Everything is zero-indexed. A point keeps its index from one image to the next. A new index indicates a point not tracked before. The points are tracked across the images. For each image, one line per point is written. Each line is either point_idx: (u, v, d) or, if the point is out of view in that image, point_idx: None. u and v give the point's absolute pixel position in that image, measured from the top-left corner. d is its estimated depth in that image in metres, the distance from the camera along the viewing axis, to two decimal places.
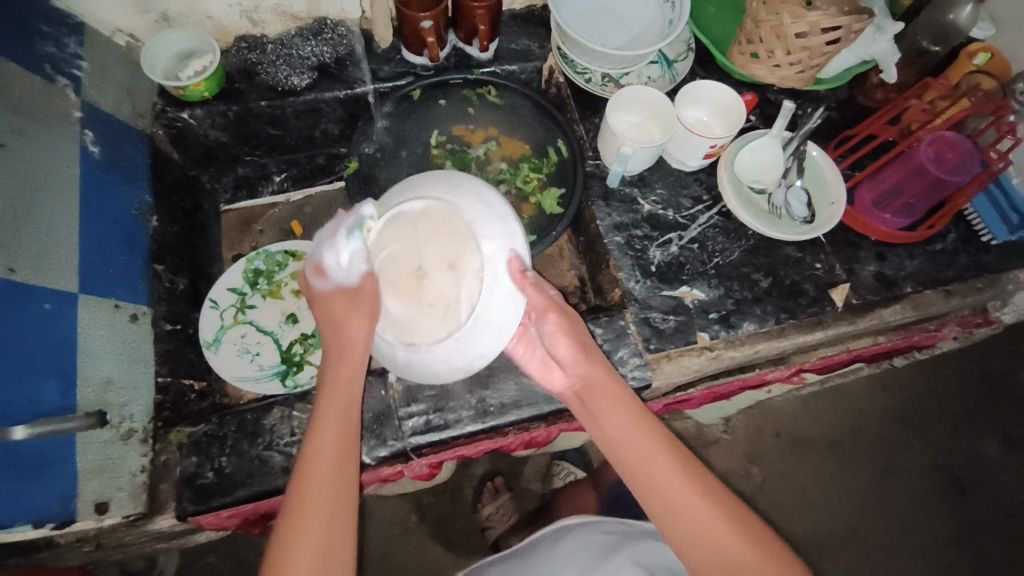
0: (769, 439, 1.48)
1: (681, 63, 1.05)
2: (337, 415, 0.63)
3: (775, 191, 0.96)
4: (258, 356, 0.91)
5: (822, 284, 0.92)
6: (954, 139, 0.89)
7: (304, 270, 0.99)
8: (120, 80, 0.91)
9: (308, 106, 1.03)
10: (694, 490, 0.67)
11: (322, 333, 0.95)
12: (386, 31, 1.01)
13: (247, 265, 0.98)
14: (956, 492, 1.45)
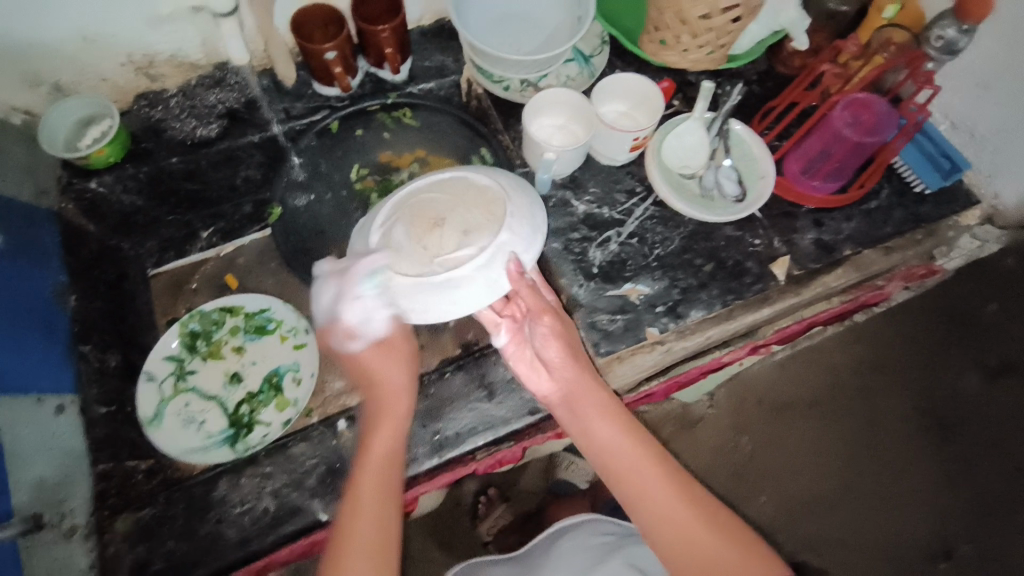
0: (752, 408, 1.46)
1: (597, 58, 1.04)
2: (384, 451, 0.74)
3: (705, 174, 0.96)
4: (204, 425, 0.89)
5: (765, 260, 0.92)
6: (868, 98, 0.88)
7: (242, 324, 0.97)
8: (18, 161, 0.88)
9: (222, 155, 1.00)
10: (674, 492, 0.71)
11: (269, 387, 0.93)
12: (288, 67, 0.98)
13: (182, 330, 0.95)
14: (941, 430, 1.37)
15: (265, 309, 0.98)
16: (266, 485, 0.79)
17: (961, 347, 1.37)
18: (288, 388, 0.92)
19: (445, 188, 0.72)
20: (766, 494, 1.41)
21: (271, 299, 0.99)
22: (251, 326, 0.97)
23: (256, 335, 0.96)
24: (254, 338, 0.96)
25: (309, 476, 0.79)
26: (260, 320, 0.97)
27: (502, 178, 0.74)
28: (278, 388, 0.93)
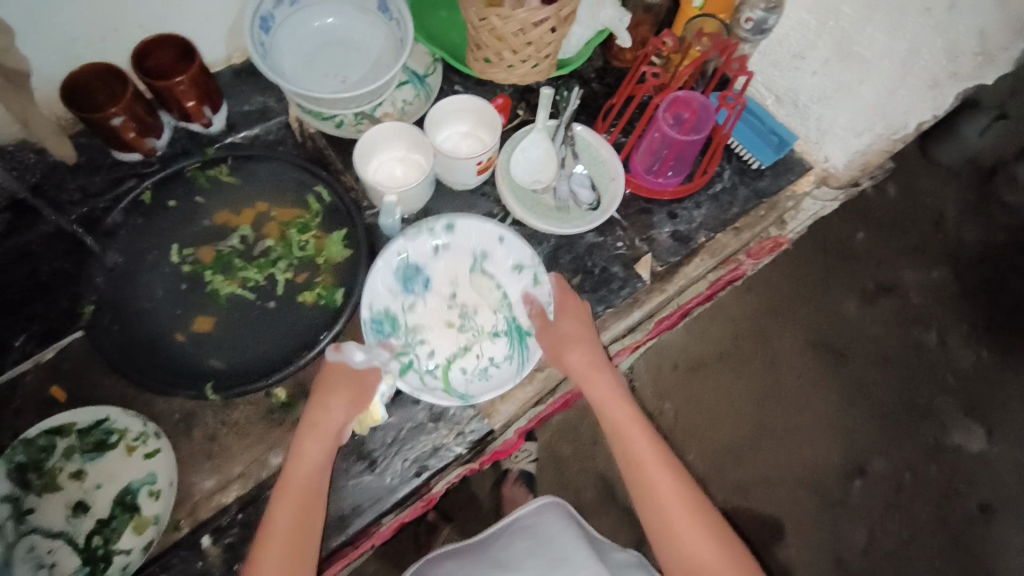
0: (669, 373, 1.49)
1: (433, 77, 1.00)
2: (306, 474, 0.73)
3: (556, 184, 0.93)
4: (54, 569, 0.77)
5: (627, 261, 0.92)
6: (686, 96, 0.90)
7: (78, 443, 0.83)
8: None
9: (17, 251, 0.90)
10: (664, 465, 0.77)
11: (120, 511, 0.80)
12: (61, 142, 0.88)
13: (7, 465, 0.81)
14: (832, 357, 1.52)
15: (100, 419, 0.84)
16: None
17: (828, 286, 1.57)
18: (145, 506, 0.81)
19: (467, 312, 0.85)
20: (695, 452, 1.42)
21: (105, 409, 0.85)
22: (86, 444, 0.83)
23: (96, 453, 0.83)
24: (96, 457, 0.83)
25: None
26: (97, 436, 0.83)
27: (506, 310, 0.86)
28: (132, 508, 0.80)
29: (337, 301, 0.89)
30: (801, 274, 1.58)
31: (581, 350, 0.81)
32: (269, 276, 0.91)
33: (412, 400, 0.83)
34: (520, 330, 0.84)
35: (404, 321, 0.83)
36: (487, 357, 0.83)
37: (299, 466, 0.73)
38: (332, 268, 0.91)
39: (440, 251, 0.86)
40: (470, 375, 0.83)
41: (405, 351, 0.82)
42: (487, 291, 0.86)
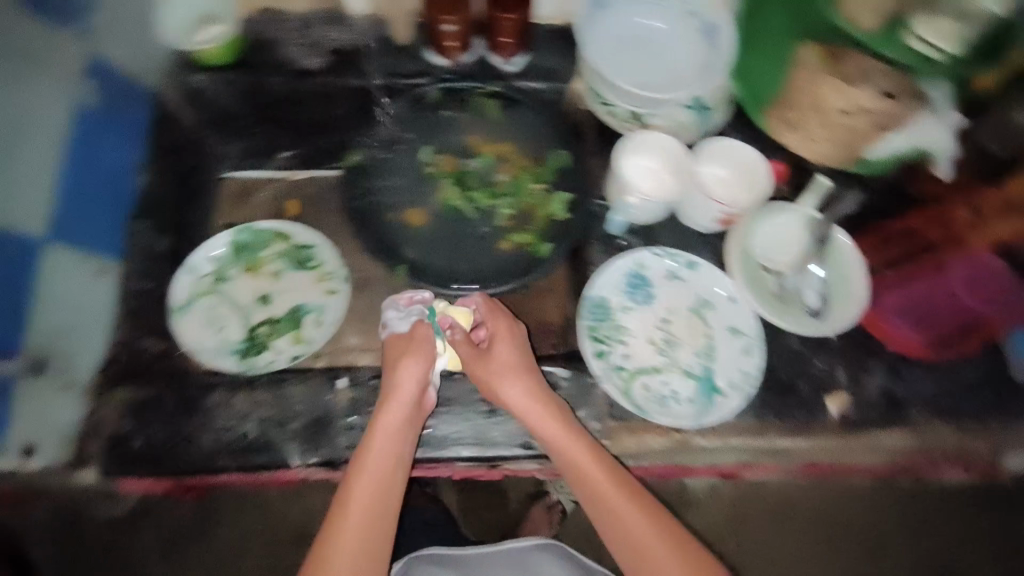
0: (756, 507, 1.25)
1: (716, 114, 0.94)
2: (380, 467, 0.73)
3: (788, 276, 0.87)
4: (222, 330, 0.87)
5: (819, 386, 0.84)
6: (985, 260, 0.85)
7: (287, 251, 0.95)
8: (136, 37, 0.91)
9: (320, 90, 1.01)
10: (623, 492, 0.73)
11: (289, 319, 0.90)
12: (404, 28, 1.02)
13: (233, 236, 0.95)
14: None
15: (310, 244, 0.97)
16: (253, 413, 0.80)
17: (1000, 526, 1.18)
18: (310, 323, 0.90)
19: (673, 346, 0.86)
20: None
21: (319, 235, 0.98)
22: (294, 255, 0.95)
23: (297, 265, 0.95)
24: (294, 269, 0.95)
25: (294, 417, 0.80)
26: (302, 254, 0.96)
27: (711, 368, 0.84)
28: (299, 322, 0.90)
29: (542, 254, 0.94)
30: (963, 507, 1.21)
31: (518, 374, 0.80)
32: (494, 206, 0.98)
33: (550, 382, 0.85)
34: (713, 384, 0.82)
35: (615, 316, 0.87)
36: (671, 388, 0.83)
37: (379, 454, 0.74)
38: (545, 229, 0.95)
39: (674, 278, 0.89)
40: (650, 396, 0.82)
41: (604, 341, 0.86)
42: (697, 335, 0.86)
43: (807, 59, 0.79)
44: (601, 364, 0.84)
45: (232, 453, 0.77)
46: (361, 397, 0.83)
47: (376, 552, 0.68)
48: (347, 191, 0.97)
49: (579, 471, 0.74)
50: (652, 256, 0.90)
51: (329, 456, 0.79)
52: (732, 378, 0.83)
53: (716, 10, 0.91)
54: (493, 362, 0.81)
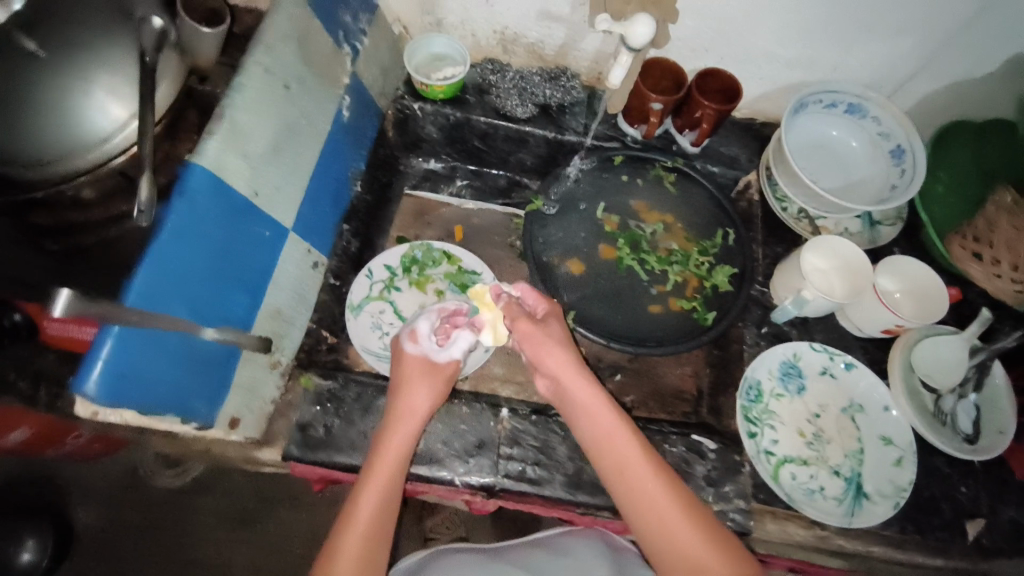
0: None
1: (885, 228, 1.02)
2: (399, 450, 0.74)
3: (946, 396, 0.89)
4: (387, 334, 0.94)
5: (961, 511, 0.84)
6: None
7: (454, 274, 1.03)
8: (382, 61, 1.01)
9: (518, 135, 1.09)
10: (677, 505, 0.69)
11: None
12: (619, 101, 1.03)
13: (408, 251, 1.02)
14: None
15: (476, 272, 1.03)
16: (422, 422, 0.82)
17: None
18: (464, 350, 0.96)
19: (821, 441, 0.88)
20: None
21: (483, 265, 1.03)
22: (456, 279, 1.02)
23: (460, 289, 1.01)
24: (457, 292, 1.02)
25: (459, 438, 0.82)
26: (464, 279, 1.02)
27: (860, 473, 0.85)
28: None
29: (708, 321, 0.99)
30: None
31: (562, 352, 0.79)
32: (666, 270, 1.05)
33: (698, 450, 0.85)
34: (861, 487, 0.84)
35: (768, 400, 0.89)
36: (818, 483, 0.84)
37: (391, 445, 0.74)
38: (710, 298, 1.01)
39: (827, 374, 0.92)
40: (797, 485, 0.84)
41: (755, 423, 0.87)
42: (847, 435, 0.88)
43: (1005, 201, 0.86)
44: (752, 445, 0.85)
45: None
46: (521, 428, 0.84)
47: (381, 539, 0.70)
48: (525, 234, 1.03)
49: (627, 485, 0.71)
50: (810, 349, 0.93)
51: (488, 480, 0.80)
52: (881, 486, 0.84)
53: (907, 135, 0.98)
54: (542, 336, 0.80)
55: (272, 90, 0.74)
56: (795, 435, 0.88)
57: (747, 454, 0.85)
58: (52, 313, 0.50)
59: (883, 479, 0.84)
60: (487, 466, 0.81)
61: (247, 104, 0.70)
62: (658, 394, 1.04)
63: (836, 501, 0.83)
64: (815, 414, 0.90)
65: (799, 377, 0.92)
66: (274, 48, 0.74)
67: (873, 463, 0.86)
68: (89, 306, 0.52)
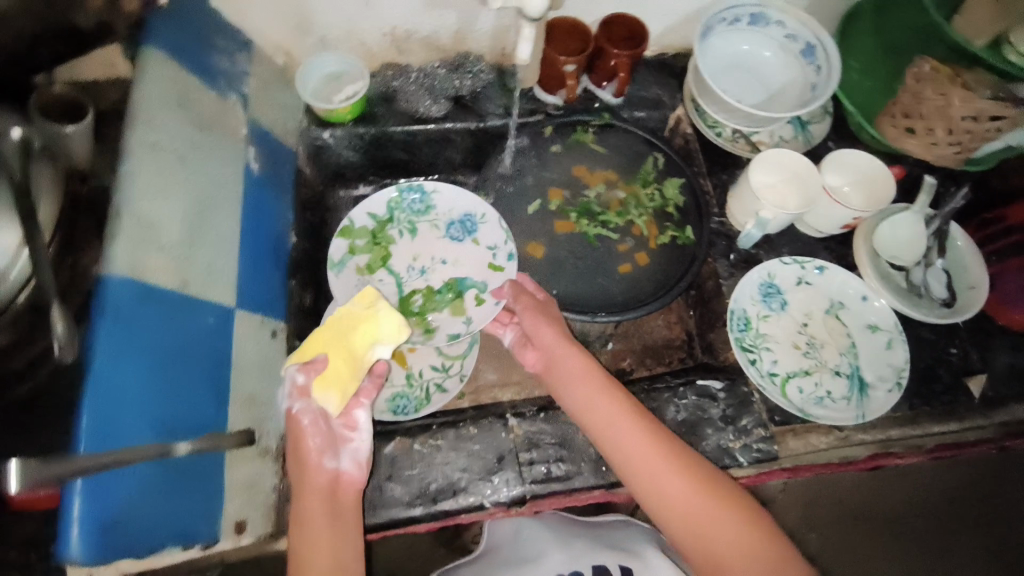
0: (825, 507, 1.34)
1: (815, 126, 1.03)
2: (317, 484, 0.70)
3: (913, 269, 0.92)
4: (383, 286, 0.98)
5: (959, 371, 0.89)
6: None
7: (444, 224, 1.03)
8: (276, 98, 0.93)
9: (439, 135, 1.04)
10: (661, 453, 0.71)
11: (449, 290, 0.99)
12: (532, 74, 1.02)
13: (394, 194, 1.03)
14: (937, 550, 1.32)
15: (478, 215, 1.03)
16: (436, 457, 0.80)
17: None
18: (468, 299, 0.99)
19: (815, 347, 0.90)
20: None
21: (481, 211, 1.02)
22: (453, 226, 1.03)
23: (460, 237, 1.02)
24: (457, 239, 1.02)
25: (477, 460, 0.80)
26: (462, 223, 1.03)
27: (860, 365, 0.88)
28: (459, 294, 0.99)
29: (689, 237, 1.01)
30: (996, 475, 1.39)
31: (552, 328, 0.85)
32: (627, 222, 1.06)
33: (708, 394, 0.86)
34: (863, 380, 0.87)
35: (756, 325, 0.91)
36: (825, 389, 0.86)
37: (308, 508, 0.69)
38: (679, 219, 1.03)
39: (804, 283, 0.94)
40: (807, 398, 0.86)
41: (752, 349, 0.89)
42: (837, 335, 0.90)
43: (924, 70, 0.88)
44: (756, 372, 0.87)
45: (427, 501, 0.77)
46: (535, 430, 0.83)
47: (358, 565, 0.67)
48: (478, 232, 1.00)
49: (618, 442, 0.73)
50: (780, 265, 0.94)
51: (517, 492, 0.79)
52: (881, 372, 0.87)
53: (814, 33, 0.98)
54: (541, 313, 0.87)
55: (169, 167, 0.68)
56: (789, 349, 0.89)
57: (749, 380, 0.87)
58: (9, 490, 0.43)
59: (885, 369, 0.87)
60: (512, 479, 0.80)
61: (148, 191, 0.64)
62: (650, 349, 1.05)
63: (845, 402, 0.85)
64: (803, 324, 0.91)
65: (777, 292, 0.93)
66: (158, 122, 0.68)
67: (870, 353, 0.88)
68: (49, 467, 0.46)
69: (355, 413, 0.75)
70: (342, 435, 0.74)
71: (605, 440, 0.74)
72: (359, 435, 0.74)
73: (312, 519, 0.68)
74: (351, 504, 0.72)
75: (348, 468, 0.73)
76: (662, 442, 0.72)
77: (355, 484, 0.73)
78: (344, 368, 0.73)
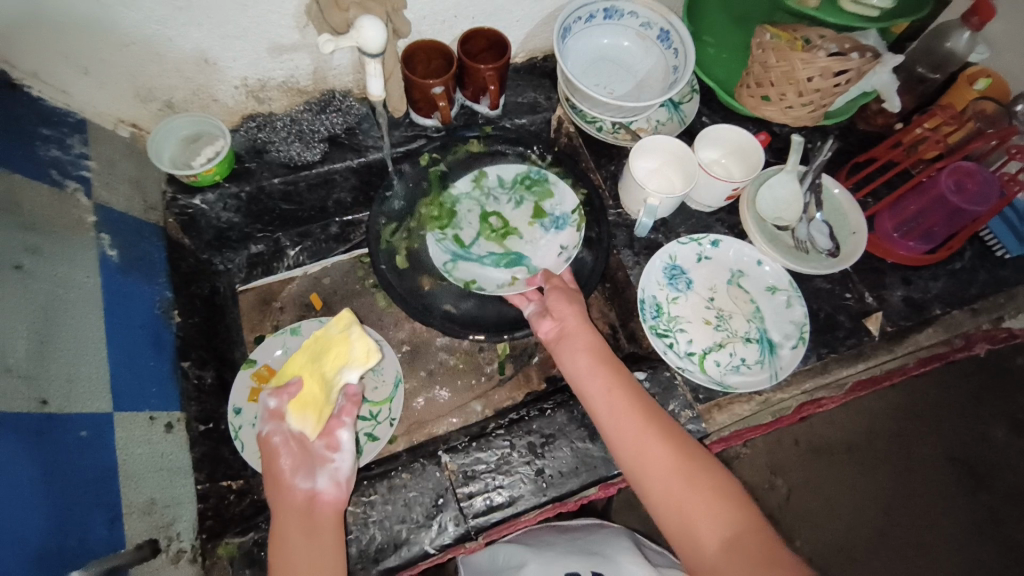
0: (790, 449, 1.36)
1: (687, 105, 1.07)
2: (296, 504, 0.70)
3: (797, 226, 0.96)
4: (466, 223, 1.03)
5: (857, 314, 0.94)
6: (972, 167, 0.92)
7: (553, 215, 1.02)
8: (129, 174, 0.88)
9: (321, 178, 1.00)
10: (652, 426, 0.72)
11: (501, 261, 1.00)
12: (400, 102, 0.99)
13: (524, 170, 1.05)
14: (901, 471, 1.33)
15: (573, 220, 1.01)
16: (371, 515, 0.76)
17: (1002, 397, 1.35)
18: (514, 274, 0.99)
19: (723, 318, 0.92)
20: (803, 537, 1.29)
21: (577, 214, 1.01)
22: (545, 213, 1.03)
23: (550, 225, 1.01)
24: (551, 228, 1.01)
25: (415, 507, 0.77)
26: (554, 219, 1.02)
27: (767, 327, 0.91)
28: (508, 269, 0.99)
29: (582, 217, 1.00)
30: (963, 392, 1.37)
31: (564, 302, 0.84)
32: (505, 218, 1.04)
33: None
34: (771, 341, 0.90)
35: (667, 309, 0.93)
36: (739, 357, 0.89)
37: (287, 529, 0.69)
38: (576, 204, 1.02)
39: (703, 259, 0.96)
40: (724, 369, 0.88)
41: (668, 333, 0.90)
42: (742, 302, 0.93)
43: (766, 39, 0.92)
44: (675, 356, 0.88)
45: (368, 564, 0.73)
46: (469, 461, 0.80)
47: None
48: (375, 272, 0.96)
49: (614, 414, 0.73)
50: (679, 245, 0.96)
51: (462, 529, 0.76)
52: (785, 330, 0.90)
53: (664, 17, 1.02)
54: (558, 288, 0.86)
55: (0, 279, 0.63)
56: (699, 325, 0.92)
57: (668, 365, 0.88)
58: None
59: (791, 327, 0.90)
60: (454, 518, 0.77)
61: None
62: None
63: (759, 367, 0.88)
64: (709, 297, 0.94)
65: (680, 272, 0.95)
66: None
67: (774, 315, 0.92)
68: None
69: (337, 434, 0.74)
70: (323, 456, 0.73)
71: (601, 418, 0.74)
72: (341, 454, 0.73)
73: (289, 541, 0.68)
74: (331, 523, 0.70)
75: (326, 488, 0.72)
76: (656, 420, 0.72)
77: (334, 503, 0.72)
78: (318, 390, 0.73)
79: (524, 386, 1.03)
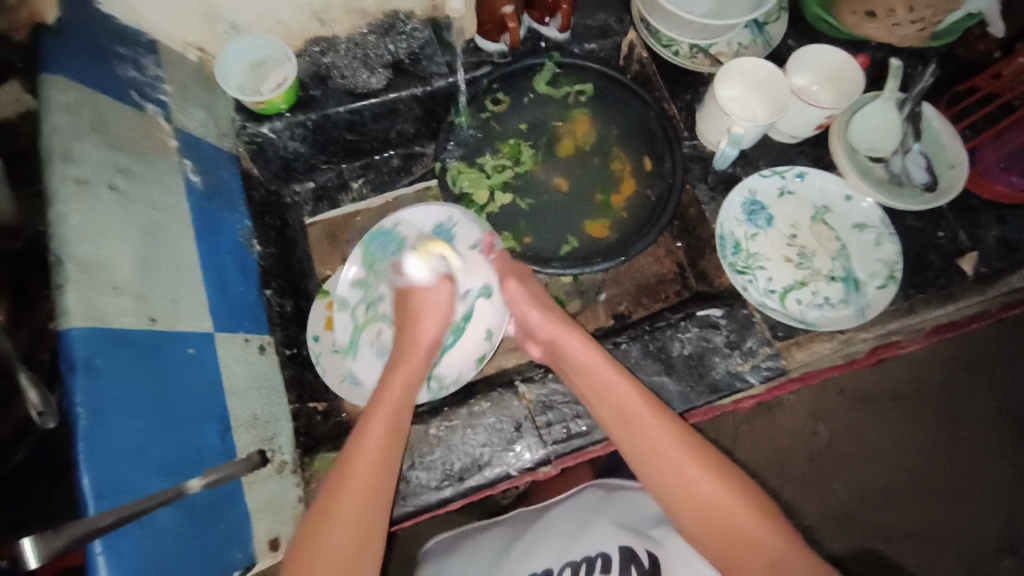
0: (833, 397, 1.29)
1: (773, 26, 0.99)
2: (374, 448, 0.66)
3: (891, 159, 0.90)
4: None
5: (948, 254, 0.89)
6: None
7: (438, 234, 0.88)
8: (201, 100, 0.86)
9: (385, 107, 0.97)
10: (675, 441, 0.67)
11: (454, 333, 0.84)
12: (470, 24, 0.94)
13: (364, 246, 0.88)
14: (952, 424, 1.27)
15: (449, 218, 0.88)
16: (453, 437, 0.79)
17: None
18: (479, 317, 0.85)
19: (806, 255, 0.89)
20: (839, 481, 1.24)
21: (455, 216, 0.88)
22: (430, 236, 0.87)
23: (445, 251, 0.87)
24: None
25: (495, 432, 0.79)
26: (437, 237, 0.87)
27: (854, 263, 0.87)
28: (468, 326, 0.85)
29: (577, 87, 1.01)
30: None
31: (547, 315, 0.79)
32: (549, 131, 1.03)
33: (710, 323, 0.85)
34: (856, 279, 0.87)
35: (747, 246, 0.89)
36: (822, 295, 0.86)
37: (361, 454, 0.66)
38: (637, 129, 1.00)
39: (786, 194, 0.92)
40: (806, 305, 0.86)
41: (746, 270, 0.87)
42: (827, 239, 0.90)
43: None
44: (754, 293, 0.86)
45: (455, 481, 0.77)
46: (545, 391, 0.82)
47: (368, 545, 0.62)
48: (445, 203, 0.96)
49: (637, 432, 0.68)
50: (761, 178, 0.92)
51: (541, 454, 0.78)
52: (871, 268, 0.87)
53: None
54: (532, 290, 0.82)
55: (100, 199, 0.64)
56: (778, 260, 0.89)
57: (749, 303, 0.86)
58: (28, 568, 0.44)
59: (884, 267, 0.86)
60: (535, 443, 0.79)
61: (86, 230, 0.61)
62: (644, 287, 1.05)
63: (845, 306, 0.85)
64: (790, 232, 0.90)
65: (762, 206, 0.91)
66: (76, 151, 0.64)
67: (864, 252, 0.88)
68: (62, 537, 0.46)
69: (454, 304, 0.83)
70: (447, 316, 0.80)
71: (625, 442, 0.69)
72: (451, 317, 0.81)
73: (349, 484, 0.63)
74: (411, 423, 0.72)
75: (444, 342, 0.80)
76: (682, 432, 0.68)
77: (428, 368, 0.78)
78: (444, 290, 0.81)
79: (589, 323, 1.03)
